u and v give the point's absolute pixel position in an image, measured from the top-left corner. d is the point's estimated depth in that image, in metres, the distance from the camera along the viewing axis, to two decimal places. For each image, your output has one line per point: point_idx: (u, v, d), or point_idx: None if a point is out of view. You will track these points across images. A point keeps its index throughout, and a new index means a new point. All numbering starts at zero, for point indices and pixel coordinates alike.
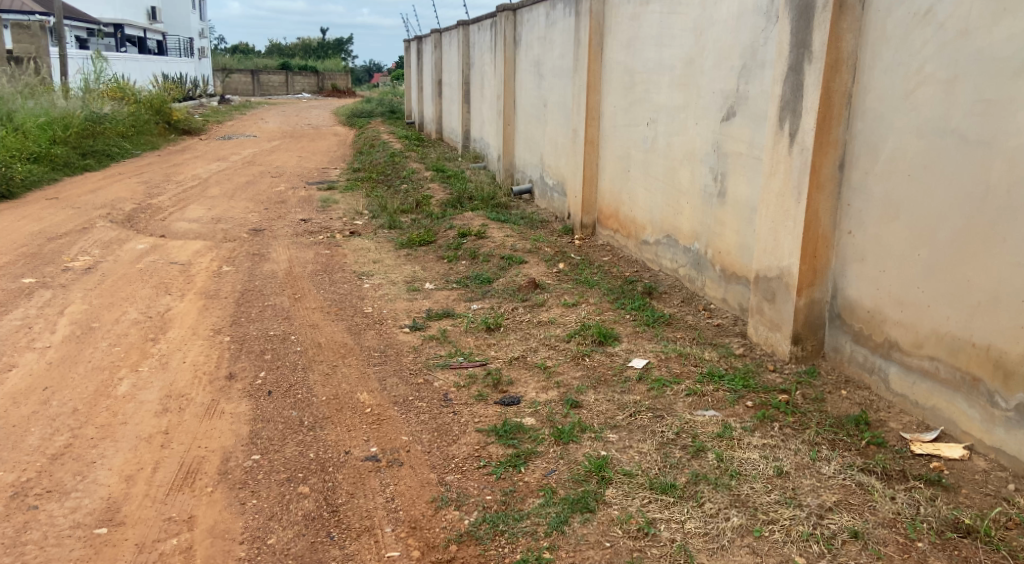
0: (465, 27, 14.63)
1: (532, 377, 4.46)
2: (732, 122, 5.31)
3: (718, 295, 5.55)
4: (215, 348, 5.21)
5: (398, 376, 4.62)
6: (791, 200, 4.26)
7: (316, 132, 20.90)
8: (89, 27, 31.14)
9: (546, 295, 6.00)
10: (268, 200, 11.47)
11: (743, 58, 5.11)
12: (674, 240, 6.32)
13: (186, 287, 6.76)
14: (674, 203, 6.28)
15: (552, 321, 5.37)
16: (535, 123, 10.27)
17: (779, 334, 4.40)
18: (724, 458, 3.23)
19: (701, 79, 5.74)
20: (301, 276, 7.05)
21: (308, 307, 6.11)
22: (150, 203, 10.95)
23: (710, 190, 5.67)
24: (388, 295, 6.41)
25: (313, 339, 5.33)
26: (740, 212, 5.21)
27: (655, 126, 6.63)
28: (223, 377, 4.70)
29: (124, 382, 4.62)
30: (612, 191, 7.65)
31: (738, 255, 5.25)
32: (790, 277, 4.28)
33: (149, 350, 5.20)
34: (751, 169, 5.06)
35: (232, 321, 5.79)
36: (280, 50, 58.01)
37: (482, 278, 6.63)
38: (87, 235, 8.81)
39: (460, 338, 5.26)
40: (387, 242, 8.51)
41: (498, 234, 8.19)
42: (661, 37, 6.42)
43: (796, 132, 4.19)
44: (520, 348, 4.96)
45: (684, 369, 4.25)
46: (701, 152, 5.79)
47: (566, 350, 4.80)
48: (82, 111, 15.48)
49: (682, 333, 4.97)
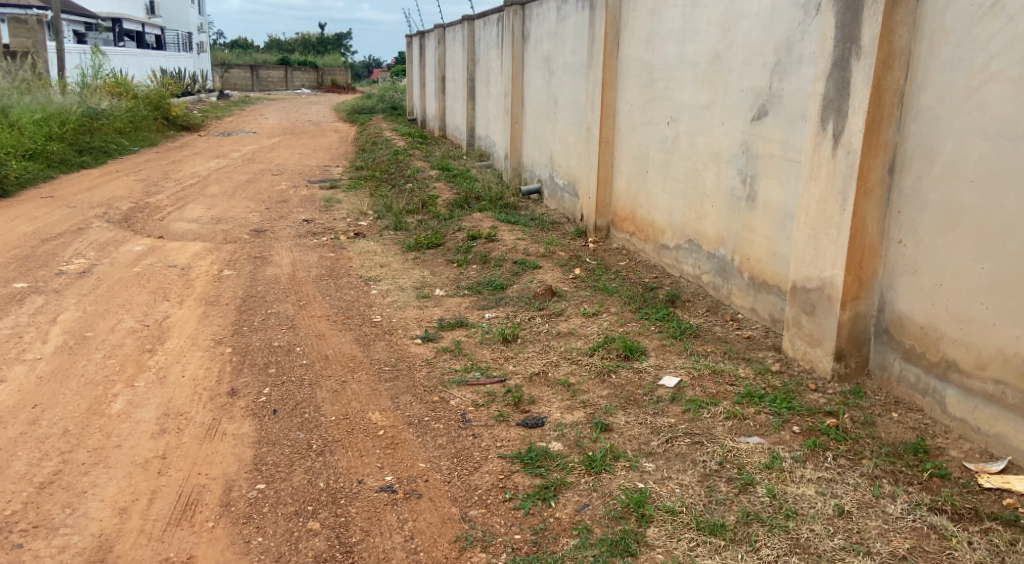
0: (470, 22, 14.30)
1: (556, 396, 4.17)
2: (763, 121, 5.02)
3: (747, 305, 5.28)
4: (216, 361, 4.92)
5: (411, 393, 4.32)
6: (835, 206, 3.96)
7: (317, 129, 20.60)
8: (86, 21, 30.76)
9: (563, 303, 5.71)
10: (270, 198, 11.17)
11: (777, 53, 4.83)
12: (697, 245, 6.04)
13: (185, 292, 6.46)
14: (697, 206, 6.00)
15: (573, 333, 5.08)
16: (544, 121, 9.97)
17: (820, 349, 4.11)
18: (777, 494, 2.97)
19: (729, 76, 5.45)
20: (305, 281, 6.76)
21: (313, 315, 5.81)
22: (147, 202, 10.65)
23: (738, 194, 5.38)
24: (397, 302, 6.12)
25: (320, 351, 5.03)
26: (773, 217, 4.93)
27: (676, 126, 6.34)
28: (225, 394, 4.40)
29: (119, 398, 4.33)
30: (628, 193, 7.36)
31: (769, 262, 4.97)
32: (833, 289, 3.99)
33: (146, 362, 4.91)
34: (785, 171, 4.78)
35: (233, 330, 5.49)
36: (280, 46, 57.64)
37: (495, 284, 6.34)
38: (83, 236, 8.52)
39: (475, 350, 4.97)
40: (393, 245, 8.22)
41: (509, 237, 7.89)
42: (684, 32, 6.13)
43: (841, 133, 3.89)
44: (540, 362, 4.67)
45: (720, 388, 3.96)
46: (728, 153, 5.51)
47: (590, 365, 4.51)
48: (79, 107, 15.17)
49: (711, 346, 4.68)
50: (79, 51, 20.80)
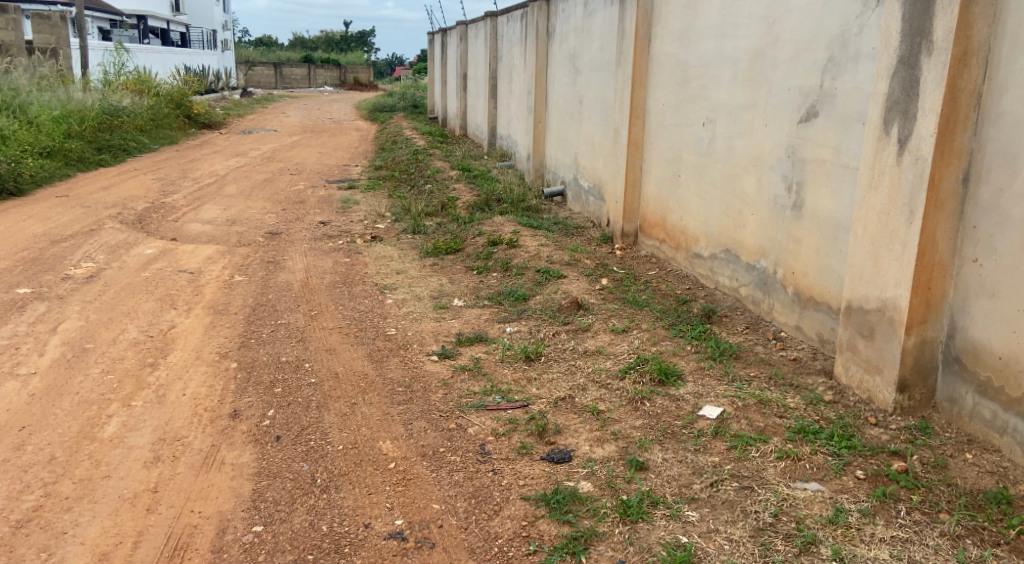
0: (492, 18, 13.93)
1: (583, 426, 3.79)
2: (813, 123, 4.67)
3: (791, 322, 4.91)
4: (220, 378, 4.59)
5: (426, 419, 3.97)
6: (899, 219, 3.64)
7: (337, 127, 20.30)
8: (111, 19, 30.72)
9: (591, 318, 5.33)
10: (286, 199, 10.86)
11: (830, 49, 4.48)
12: (733, 255, 5.66)
13: (193, 300, 6.14)
14: (734, 213, 5.62)
15: (601, 352, 4.71)
16: (569, 120, 9.61)
17: (880, 378, 3.78)
18: (845, 557, 2.63)
19: (773, 74, 5.09)
20: (319, 289, 6.43)
21: (324, 327, 5.47)
22: (162, 202, 10.37)
23: (783, 202, 5.02)
24: (414, 314, 5.77)
25: (329, 368, 4.69)
26: (822, 228, 4.57)
27: (712, 127, 5.95)
28: (226, 416, 4.07)
29: (112, 420, 4.01)
30: (658, 198, 6.98)
31: (818, 277, 4.62)
32: (896, 312, 3.66)
33: (145, 378, 4.58)
34: (837, 179, 4.44)
35: (240, 343, 5.16)
36: (303, 44, 57.64)
37: (517, 295, 5.98)
38: (95, 237, 8.24)
39: (496, 369, 4.60)
40: (411, 250, 7.87)
41: (531, 242, 7.51)
42: (722, 27, 5.74)
43: (909, 138, 3.57)
44: (566, 385, 4.29)
45: (767, 420, 3.59)
46: (771, 157, 5.14)
47: (620, 390, 4.12)
48: (99, 104, 14.97)
49: (755, 370, 4.31)
50: (101, 48, 20.62)
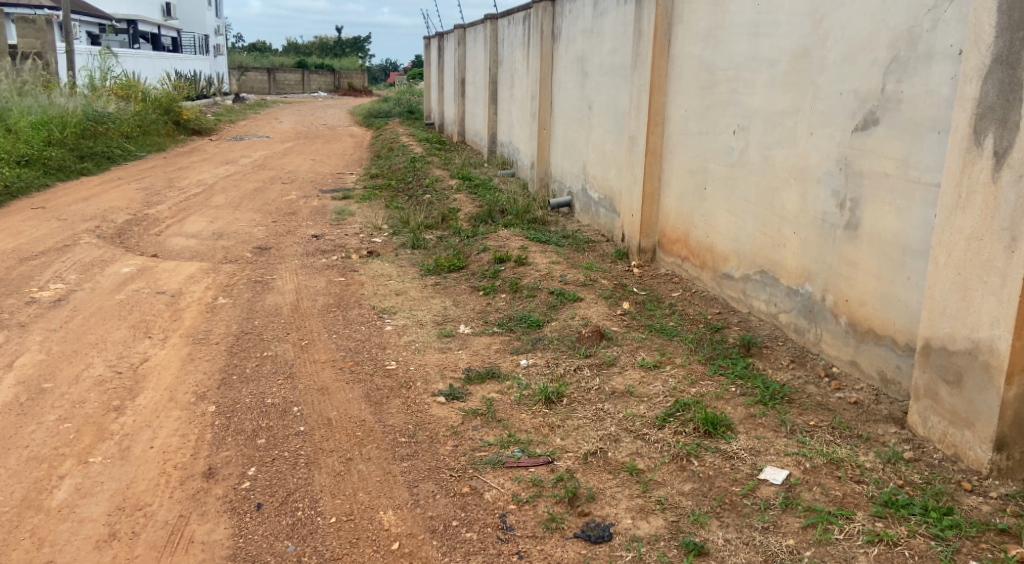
0: (493, 21, 13.32)
1: (622, 490, 3.21)
2: (873, 132, 4.12)
3: (844, 357, 4.35)
4: (194, 425, 3.98)
5: (435, 481, 3.37)
6: (995, 246, 3.09)
7: (332, 133, 19.65)
8: (101, 22, 29.99)
9: (616, 350, 4.74)
10: (277, 210, 10.25)
11: (894, 48, 3.95)
12: (771, 277, 5.09)
13: (170, 327, 5.53)
14: (773, 231, 5.05)
15: (631, 393, 4.12)
16: (576, 126, 9.03)
17: (970, 433, 3.22)
18: None
19: (820, 77, 4.53)
20: (310, 314, 5.82)
21: (315, 361, 4.86)
22: (144, 214, 9.74)
23: (832, 219, 4.46)
24: (416, 344, 5.17)
25: (321, 414, 4.08)
26: (886, 251, 4.02)
27: (745, 135, 5.37)
28: (199, 476, 3.47)
29: (64, 483, 3.42)
30: (680, 212, 6.41)
31: (881, 307, 4.06)
32: (993, 355, 3.10)
33: (108, 426, 3.96)
34: (904, 196, 3.90)
35: (220, 380, 4.55)
36: (296, 50, 57.02)
37: (530, 321, 5.40)
38: (68, 254, 7.61)
39: (512, 414, 4.00)
40: (411, 267, 7.28)
41: (541, 259, 6.92)
42: (757, 25, 5.18)
43: (1008, 150, 3.02)
44: (596, 436, 3.70)
45: (844, 487, 3.04)
46: (818, 169, 4.58)
47: (661, 443, 3.54)
48: (83, 110, 14.33)
49: (813, 418, 3.73)
50: (88, 53, 19.94)
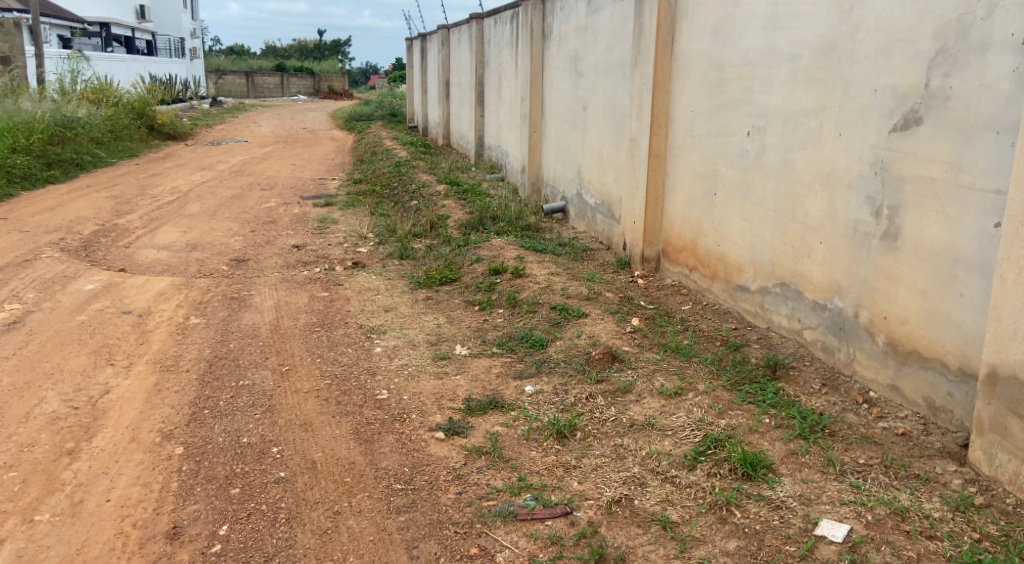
0: (478, 21, 12.87)
1: (657, 551, 2.82)
2: (915, 132, 3.71)
3: (883, 380, 3.94)
4: (159, 471, 3.51)
5: (437, 539, 2.97)
6: None
7: (313, 138, 19.13)
8: (73, 26, 29.20)
9: (630, 374, 4.30)
10: (256, 219, 9.74)
11: (940, 39, 3.55)
12: (794, 291, 4.67)
13: (135, 353, 5.04)
14: (796, 240, 4.62)
15: (653, 425, 3.68)
16: (570, 128, 8.59)
17: None
18: None
19: (850, 72, 4.12)
20: (292, 335, 5.35)
21: (297, 390, 4.39)
22: (113, 225, 9.22)
23: (866, 228, 4.04)
24: (409, 368, 4.71)
25: (304, 455, 3.61)
26: (934, 264, 3.61)
27: (761, 137, 4.95)
28: (162, 537, 3.03)
29: (3, 550, 2.98)
30: (687, 219, 5.98)
31: (928, 327, 3.64)
32: None
33: (60, 475, 3.50)
34: (955, 203, 3.50)
35: (190, 415, 4.07)
36: (275, 53, 56.34)
37: (533, 340, 4.96)
38: (28, 270, 7.08)
39: (521, 453, 3.56)
40: (399, 280, 6.82)
41: (539, 270, 6.48)
42: (775, 17, 4.76)
43: None
44: (617, 478, 3.27)
45: (916, 547, 2.69)
46: (848, 173, 4.16)
47: (695, 488, 3.12)
48: (51, 115, 13.72)
49: (861, 455, 3.32)
50: (58, 56, 19.26)
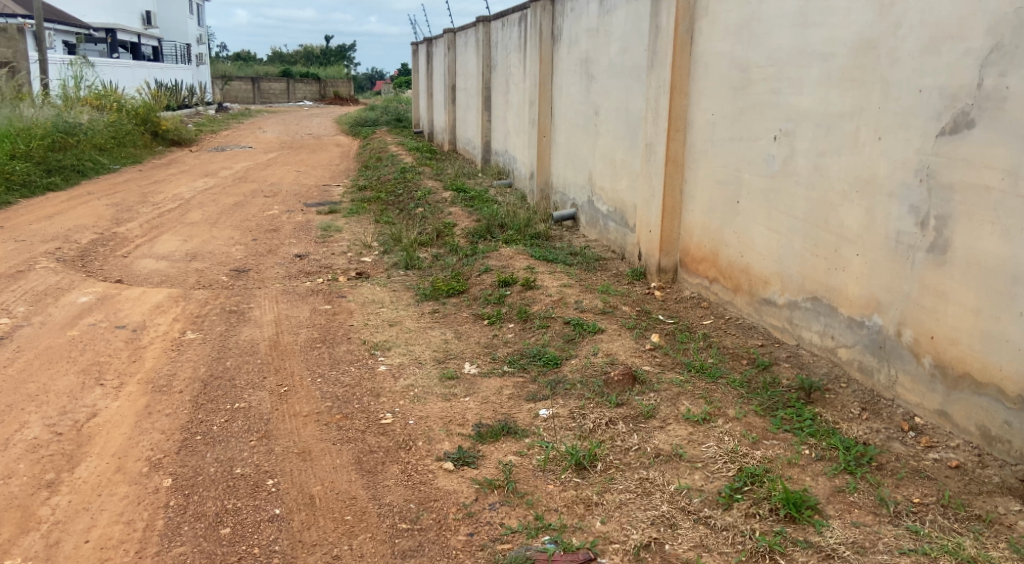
0: (485, 23, 12.60)
1: None
2: (966, 137, 3.41)
3: (929, 405, 3.64)
4: (144, 507, 3.22)
5: None
6: None
7: (318, 143, 18.88)
8: (78, 32, 29.04)
9: (652, 398, 4.00)
10: (258, 227, 9.48)
11: (996, 35, 3.25)
12: (826, 306, 4.36)
13: (126, 371, 4.75)
14: (829, 251, 4.32)
15: (681, 456, 3.37)
16: (581, 133, 8.29)
17: None
18: None
19: (891, 72, 3.81)
20: (292, 352, 5.06)
21: (295, 414, 4.09)
22: (112, 233, 8.96)
23: (909, 240, 3.74)
24: (415, 389, 4.41)
25: (302, 489, 3.32)
26: (990, 280, 3.31)
27: (789, 142, 4.65)
28: None
29: None
30: (707, 228, 5.68)
31: (983, 349, 3.34)
32: None
33: (36, 512, 3.21)
34: (1014, 215, 3.20)
35: (180, 442, 3.77)
36: (282, 59, 56.23)
37: (547, 358, 4.67)
38: (21, 282, 6.81)
39: (537, 486, 3.26)
40: (405, 291, 6.53)
41: (551, 281, 6.18)
42: (805, 14, 4.46)
43: None
44: (644, 517, 2.98)
45: None
46: (888, 181, 3.86)
47: (733, 531, 2.86)
48: (52, 121, 13.48)
49: (914, 493, 3.03)
50: (62, 62, 19.04)
